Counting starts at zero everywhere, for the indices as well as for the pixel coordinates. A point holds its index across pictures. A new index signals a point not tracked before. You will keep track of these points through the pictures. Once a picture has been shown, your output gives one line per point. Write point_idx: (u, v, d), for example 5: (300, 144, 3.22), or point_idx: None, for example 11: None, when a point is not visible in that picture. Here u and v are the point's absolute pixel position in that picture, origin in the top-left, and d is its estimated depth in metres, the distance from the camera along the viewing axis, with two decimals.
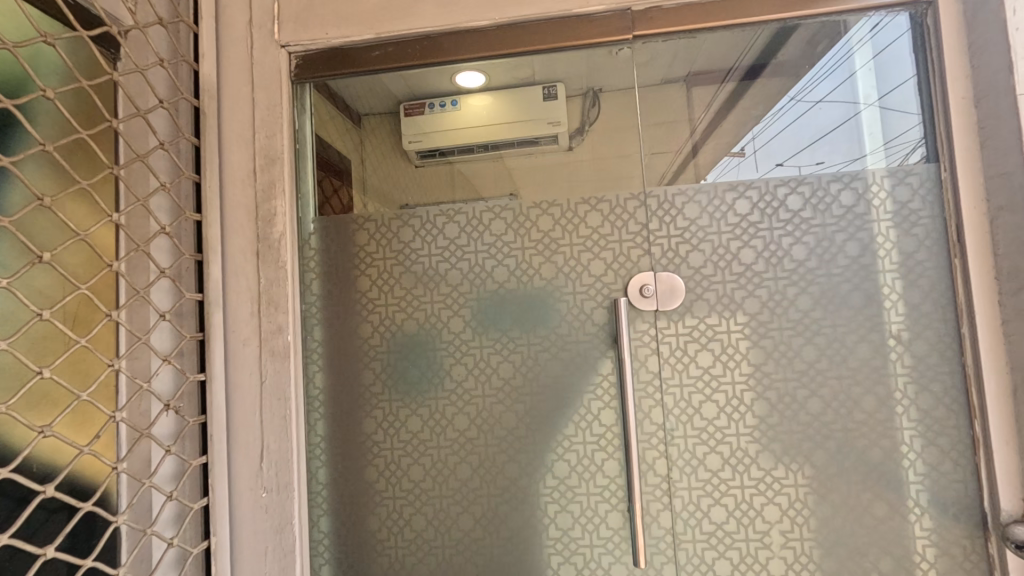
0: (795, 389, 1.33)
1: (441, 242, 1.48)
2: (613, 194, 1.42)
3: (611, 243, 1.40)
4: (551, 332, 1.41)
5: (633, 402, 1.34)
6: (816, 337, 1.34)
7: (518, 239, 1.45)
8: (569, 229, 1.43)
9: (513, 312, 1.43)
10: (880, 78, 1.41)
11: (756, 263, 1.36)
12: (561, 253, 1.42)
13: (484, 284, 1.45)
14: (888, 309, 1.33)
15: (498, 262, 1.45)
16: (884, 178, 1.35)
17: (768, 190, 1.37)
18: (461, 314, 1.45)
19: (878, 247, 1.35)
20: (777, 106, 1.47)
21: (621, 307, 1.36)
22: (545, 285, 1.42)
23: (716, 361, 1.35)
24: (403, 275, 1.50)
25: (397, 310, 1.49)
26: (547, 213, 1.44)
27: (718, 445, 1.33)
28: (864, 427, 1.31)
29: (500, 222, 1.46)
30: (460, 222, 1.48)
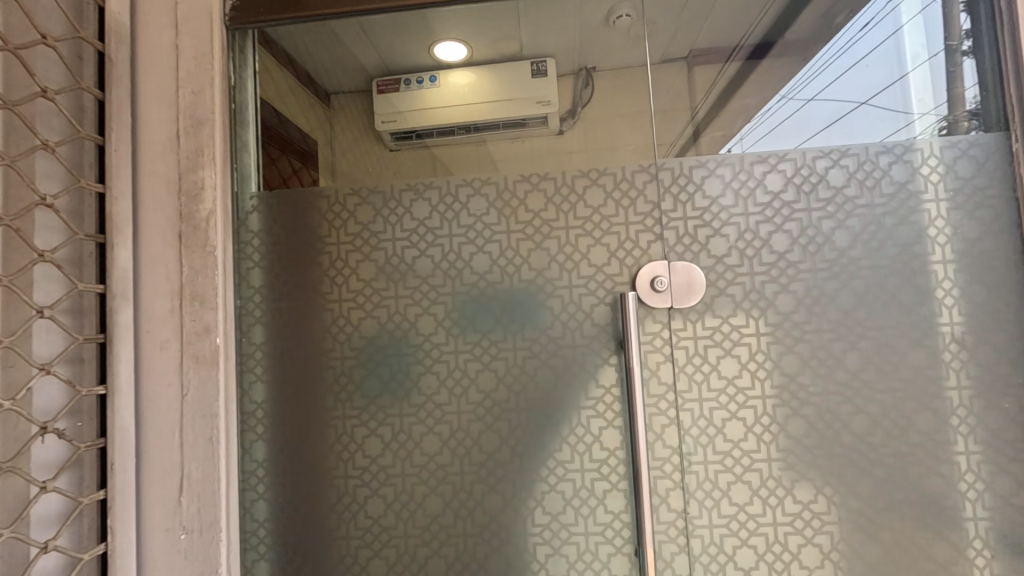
0: (839, 405, 1.10)
1: (408, 225, 1.22)
2: (617, 167, 1.17)
3: (615, 226, 1.15)
4: (541, 335, 1.15)
5: (643, 421, 1.10)
6: (862, 341, 1.10)
7: (502, 220, 1.19)
8: (564, 209, 1.17)
9: (496, 309, 1.17)
10: (893, 61, 1.19)
11: (790, 251, 1.12)
12: (555, 238, 1.16)
13: (461, 276, 1.19)
14: (948, 307, 1.10)
15: (477, 249, 1.19)
16: (943, 149, 1.12)
17: (805, 162, 1.14)
18: (431, 312, 1.19)
19: (935, 232, 1.12)
20: (762, 108, 1.23)
21: (629, 302, 1.12)
22: (535, 277, 1.17)
23: (742, 370, 1.11)
24: (361, 265, 1.23)
25: (353, 307, 1.22)
26: (539, 189, 1.18)
27: (745, 473, 1.10)
28: (921, 452, 1.08)
29: (480, 200, 1.20)
30: (431, 199, 1.22)
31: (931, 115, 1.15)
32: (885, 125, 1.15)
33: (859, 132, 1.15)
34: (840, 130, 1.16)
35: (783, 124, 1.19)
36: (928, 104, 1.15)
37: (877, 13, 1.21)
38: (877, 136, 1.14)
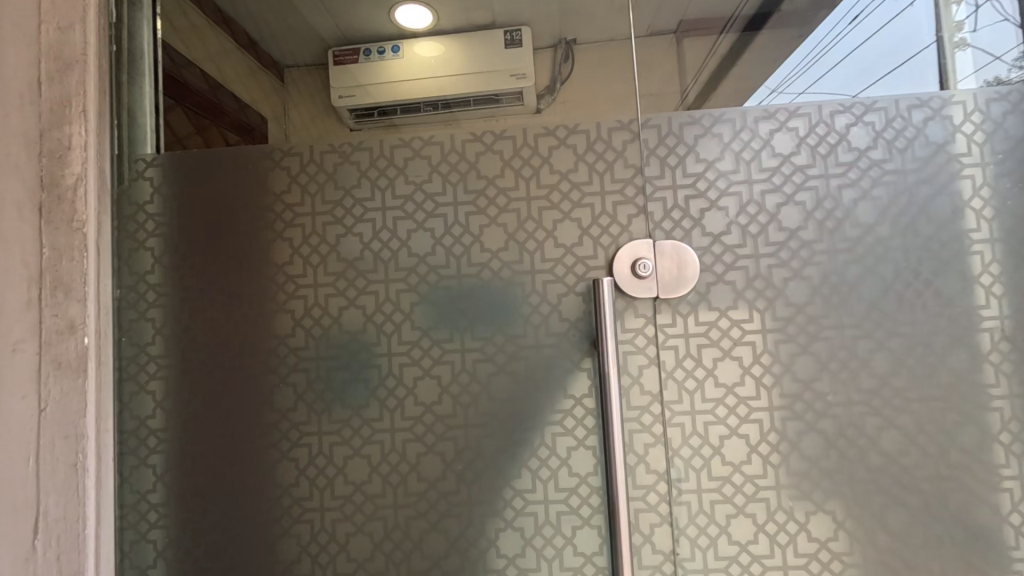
0: (863, 418, 0.88)
1: (332, 193, 0.97)
2: (590, 123, 0.94)
3: (589, 197, 0.93)
4: (495, 333, 0.92)
5: (622, 442, 0.87)
6: (893, 339, 0.89)
7: (448, 188, 0.95)
8: (526, 176, 0.94)
9: (441, 302, 0.93)
10: (898, 41, 0.95)
11: (803, 228, 0.91)
12: (513, 212, 0.93)
13: (396, 258, 0.94)
14: (998, 297, 0.89)
15: (415, 226, 0.95)
16: (989, 102, 0.91)
17: (821, 119, 0.92)
18: (358, 306, 0.95)
19: (981, 204, 0.90)
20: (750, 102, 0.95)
21: (604, 290, 0.89)
22: (487, 260, 0.93)
23: (744, 376, 0.90)
24: (273, 246, 0.98)
25: (263, 298, 0.97)
26: (493, 151, 0.95)
27: (749, 504, 0.88)
28: (964, 477, 0.87)
29: (422, 163, 0.96)
30: (361, 164, 0.96)
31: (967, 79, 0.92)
32: (916, 82, 0.93)
33: (887, 80, 0.93)
34: (865, 88, 0.93)
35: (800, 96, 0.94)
36: (962, 67, 0.93)
37: (867, 3, 0.99)
38: (909, 85, 0.92)
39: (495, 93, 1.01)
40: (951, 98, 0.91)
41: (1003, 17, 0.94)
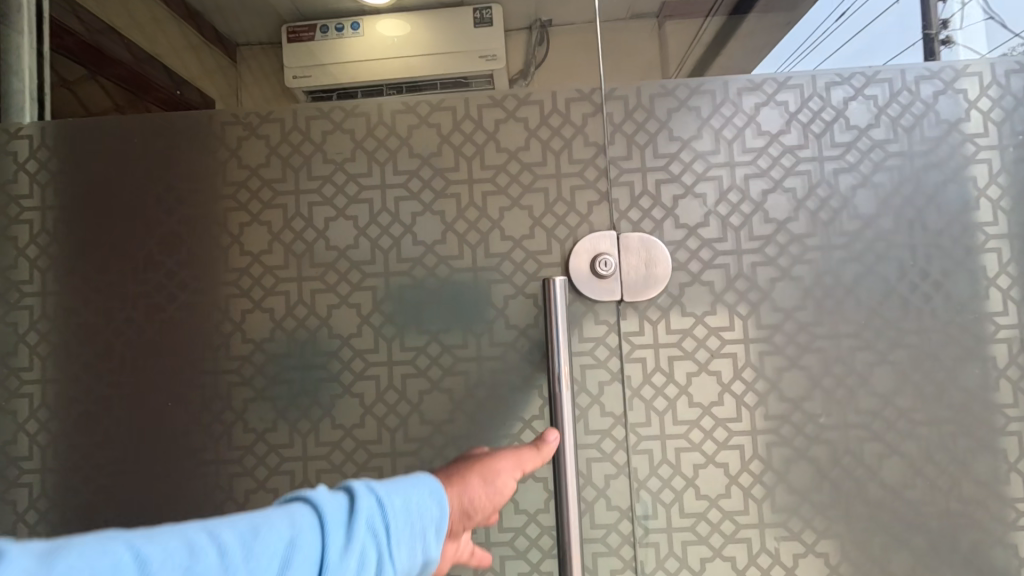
0: (861, 444, 0.75)
1: (235, 172, 0.80)
2: (544, 93, 0.79)
3: (542, 181, 0.78)
4: (430, 343, 0.77)
5: (576, 477, 0.71)
6: (896, 350, 0.76)
7: (374, 168, 0.79)
8: (468, 154, 0.79)
9: (366, 305, 0.78)
10: (891, 37, 0.79)
11: (793, 219, 0.77)
12: (452, 198, 0.78)
13: (311, 251, 0.79)
14: (1017, 302, 0.76)
15: (335, 214, 0.79)
16: (1009, 74, 0.77)
17: (815, 92, 0.78)
18: (266, 309, 0.79)
19: (998, 193, 0.77)
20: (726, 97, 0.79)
21: (556, 290, 0.74)
22: (421, 255, 0.78)
23: (723, 395, 0.76)
24: (161, 236, 0.80)
25: (149, 298, 0.80)
26: (428, 124, 0.79)
27: (727, 545, 0.75)
28: (977, 512, 0.74)
29: (343, 137, 0.79)
30: (270, 138, 0.80)
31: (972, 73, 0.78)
32: (920, 67, 0.78)
33: (895, 46, 0.79)
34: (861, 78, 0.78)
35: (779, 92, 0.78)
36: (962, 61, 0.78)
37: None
38: (919, 52, 0.78)
39: (464, 76, 0.82)
40: (966, 69, 0.78)
41: (988, 14, 0.78)
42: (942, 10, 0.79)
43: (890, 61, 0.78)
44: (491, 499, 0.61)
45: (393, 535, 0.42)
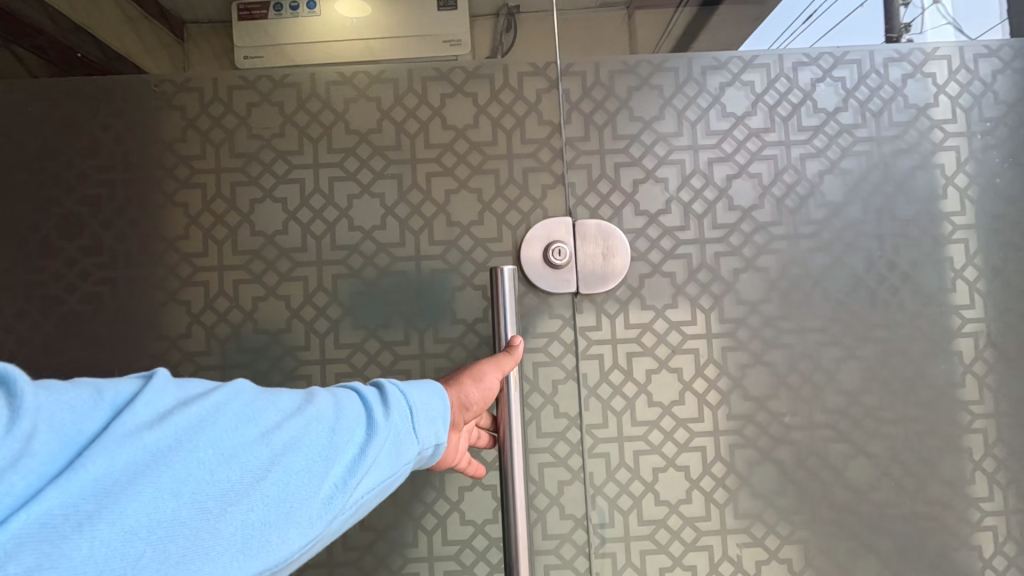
0: (826, 445, 0.72)
1: (146, 147, 0.71)
2: (495, 66, 0.73)
3: (492, 163, 0.72)
4: (368, 340, 0.70)
5: (526, 486, 0.63)
6: (863, 346, 0.72)
7: (307, 145, 0.72)
8: (411, 133, 0.72)
9: (298, 298, 0.71)
10: (860, 28, 0.75)
11: (758, 207, 0.73)
12: (394, 179, 0.71)
13: (233, 236, 0.71)
14: (984, 295, 0.73)
15: (262, 196, 0.71)
16: (977, 59, 0.75)
17: (782, 72, 0.74)
18: (183, 301, 0.70)
19: (965, 182, 0.74)
20: (690, 76, 0.74)
21: (505, 282, 0.63)
22: (359, 243, 0.71)
23: (684, 394, 0.71)
24: (62, 218, 0.71)
25: (43, 289, 0.70)
26: (367, 98, 0.72)
27: (688, 554, 0.71)
28: (942, 513, 0.72)
29: (271, 110, 0.72)
30: (187, 109, 0.72)
31: (941, 64, 0.74)
32: (889, 48, 0.74)
33: (865, 26, 0.75)
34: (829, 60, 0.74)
35: (744, 72, 0.74)
36: (932, 49, 0.75)
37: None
38: (885, 35, 0.75)
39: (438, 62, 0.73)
40: (934, 51, 0.75)
41: (947, 19, 0.75)
42: (904, 15, 0.75)
43: (857, 45, 0.74)
44: (485, 399, 0.56)
45: (420, 411, 0.44)
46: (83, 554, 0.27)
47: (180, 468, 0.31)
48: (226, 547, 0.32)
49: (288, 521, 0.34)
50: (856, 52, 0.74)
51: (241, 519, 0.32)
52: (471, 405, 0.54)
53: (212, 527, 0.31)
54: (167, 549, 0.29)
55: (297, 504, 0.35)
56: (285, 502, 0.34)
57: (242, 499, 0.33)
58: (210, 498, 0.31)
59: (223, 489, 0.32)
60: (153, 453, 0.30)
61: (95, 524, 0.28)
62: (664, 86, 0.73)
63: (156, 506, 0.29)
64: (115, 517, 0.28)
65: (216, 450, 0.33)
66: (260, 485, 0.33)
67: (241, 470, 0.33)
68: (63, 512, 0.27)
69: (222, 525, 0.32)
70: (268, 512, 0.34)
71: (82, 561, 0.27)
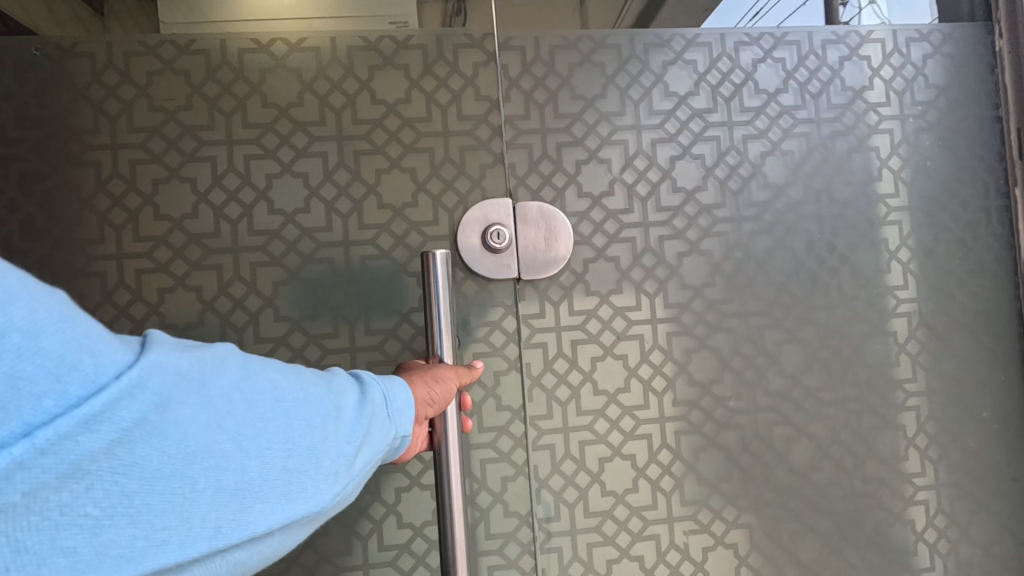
0: (769, 428, 0.72)
1: (30, 119, 0.63)
2: (428, 36, 0.68)
3: (427, 140, 0.67)
4: (292, 335, 0.65)
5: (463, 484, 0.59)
6: (804, 328, 0.72)
7: (219, 120, 0.65)
8: (336, 107, 0.66)
9: (212, 288, 0.64)
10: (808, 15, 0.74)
11: (702, 189, 0.72)
12: (318, 157, 0.66)
13: (135, 221, 0.64)
14: (916, 276, 0.75)
15: (167, 175, 0.64)
16: (910, 43, 0.76)
17: (724, 52, 0.73)
18: (77, 293, 0.63)
19: (899, 165, 0.75)
20: (635, 53, 0.71)
21: (436, 266, 0.58)
22: (280, 228, 0.65)
23: (630, 381, 0.70)
24: None
25: None
26: (286, 68, 0.66)
27: (635, 544, 0.69)
28: (879, 489, 0.73)
29: (175, 80, 0.65)
30: (76, 78, 0.64)
31: (879, 47, 0.75)
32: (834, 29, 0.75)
33: (805, 11, 0.74)
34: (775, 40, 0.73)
35: (688, 50, 0.72)
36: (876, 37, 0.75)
37: None
38: (827, 18, 0.75)
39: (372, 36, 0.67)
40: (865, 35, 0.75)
41: (882, 19, 0.76)
42: (843, 14, 0.75)
43: (800, 26, 0.74)
44: (445, 394, 0.53)
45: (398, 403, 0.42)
46: (141, 463, 0.27)
47: (218, 402, 0.30)
48: (271, 483, 0.32)
49: (323, 464, 0.34)
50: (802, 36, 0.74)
51: (277, 462, 0.32)
52: (431, 401, 0.51)
53: (256, 460, 0.31)
54: (217, 475, 0.29)
55: (331, 456, 0.34)
56: (318, 451, 0.34)
57: (282, 438, 0.32)
58: (250, 431, 0.31)
59: (260, 425, 0.32)
60: (197, 378, 0.30)
61: (151, 437, 0.27)
62: (607, 64, 0.71)
63: (203, 431, 0.29)
64: (169, 434, 0.28)
65: (247, 392, 0.32)
66: (295, 424, 0.33)
67: (271, 414, 0.32)
68: (118, 416, 0.26)
69: (257, 464, 0.31)
70: (305, 453, 0.33)
71: (139, 470, 0.27)
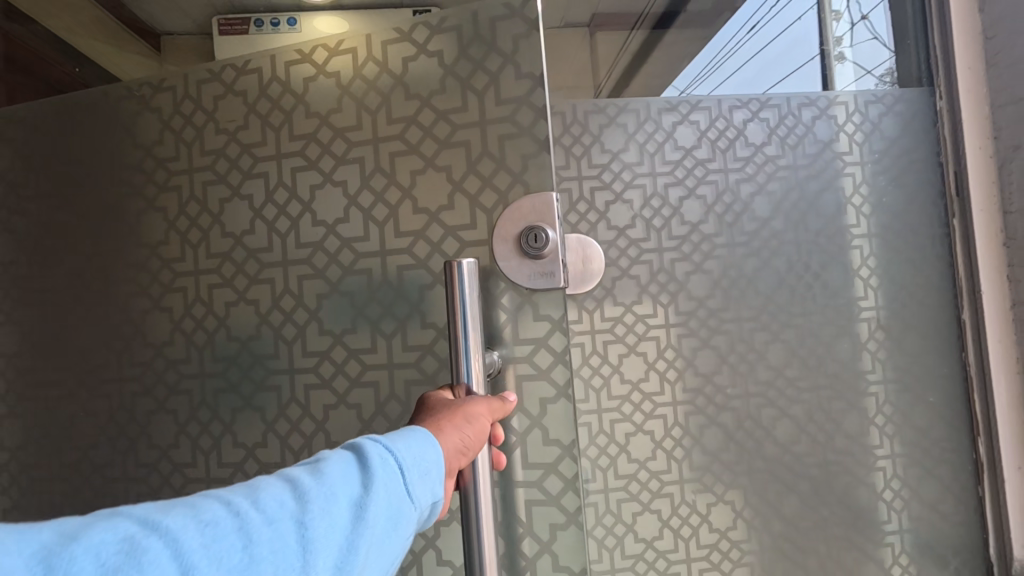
0: (759, 409, 0.91)
1: (138, 158, 0.86)
2: (463, 16, 0.72)
3: (462, 133, 0.73)
4: (333, 349, 0.77)
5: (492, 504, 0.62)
6: (786, 330, 0.92)
7: (270, 134, 0.80)
8: (371, 108, 0.76)
9: (291, 302, 0.79)
10: (788, 51, 0.97)
11: (704, 221, 0.91)
12: (357, 162, 0.77)
13: (208, 243, 0.83)
14: (875, 289, 0.94)
15: (230, 194, 0.82)
16: (868, 104, 0.95)
17: (721, 113, 0.93)
18: (167, 305, 0.84)
19: (860, 201, 0.94)
20: (652, 111, 0.91)
21: (462, 275, 0.64)
22: (322, 238, 0.78)
23: (650, 372, 0.89)
24: (95, 230, 0.88)
25: (78, 279, 0.88)
26: (326, 74, 0.77)
27: (654, 500, 0.89)
28: (848, 457, 0.92)
29: (235, 101, 0.81)
30: (163, 110, 0.85)
31: (849, 101, 0.95)
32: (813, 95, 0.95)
33: (797, 79, 0.96)
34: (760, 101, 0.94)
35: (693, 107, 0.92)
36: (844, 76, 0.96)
37: (764, 11, 0.99)
38: (818, 83, 0.96)
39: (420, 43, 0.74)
40: (841, 57, 0.96)
41: (873, 34, 0.96)
42: (836, 28, 0.96)
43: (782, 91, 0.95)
44: (478, 439, 0.58)
45: (412, 466, 0.45)
46: None
47: None
48: None
49: None
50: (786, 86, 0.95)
51: None
52: (467, 450, 0.56)
53: None
54: None
55: None
56: None
57: None
58: None
59: None
60: None
61: None
62: (628, 124, 0.91)
63: None
64: None
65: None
66: None
67: None
68: None
69: None
70: None
71: None
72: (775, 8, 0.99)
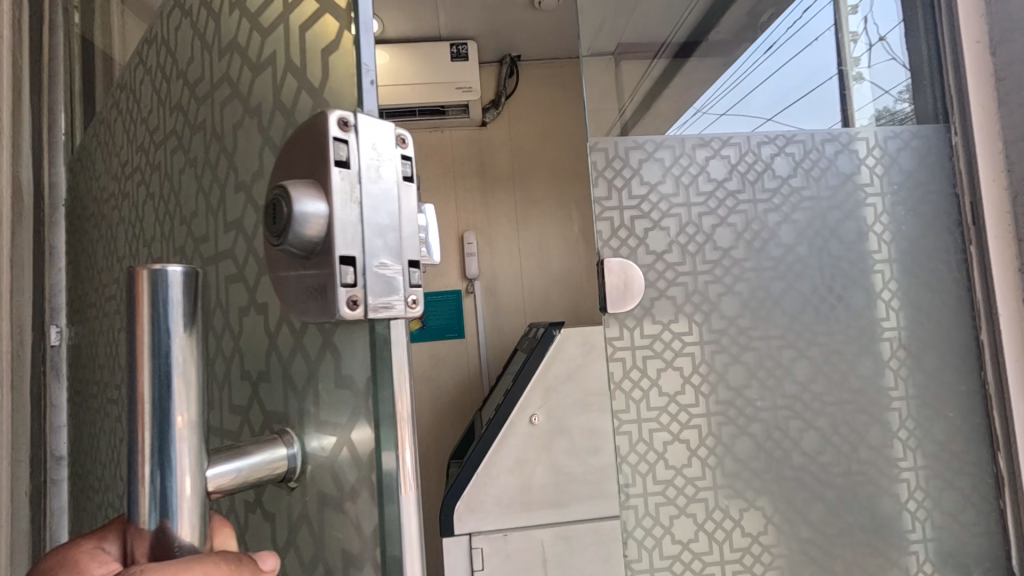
0: (787, 422, 0.98)
1: (114, 174, 0.91)
2: None
3: (271, 44, 0.45)
4: None
5: None
6: (812, 348, 0.99)
7: (160, 116, 0.70)
8: (208, 43, 0.55)
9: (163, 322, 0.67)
10: (807, 76, 1.05)
11: (735, 247, 0.99)
12: (200, 128, 0.58)
13: (133, 256, 0.81)
14: (897, 311, 1.00)
15: (145, 196, 0.77)
16: (887, 139, 1.02)
17: (749, 149, 1.01)
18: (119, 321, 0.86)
19: (882, 229, 1.01)
20: (676, 129, 1.03)
21: (158, 289, 0.29)
22: (183, 240, 0.63)
23: (685, 386, 0.97)
24: (103, 245, 0.98)
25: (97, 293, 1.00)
26: (184, 16, 0.61)
27: (690, 505, 0.97)
28: (873, 467, 0.98)
29: (145, 85, 0.76)
30: (123, 116, 0.88)
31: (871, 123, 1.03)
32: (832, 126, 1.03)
33: (813, 109, 1.04)
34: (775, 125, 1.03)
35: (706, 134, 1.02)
36: (858, 101, 1.04)
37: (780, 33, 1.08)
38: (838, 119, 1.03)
39: None
40: (858, 77, 1.05)
41: (892, 55, 1.05)
42: (852, 50, 1.06)
43: (803, 126, 1.03)
44: None
45: None
46: None
47: None
48: None
49: None
50: (803, 107, 1.04)
51: None
52: None
53: None
54: None
55: None
56: None
57: None
58: None
59: None
60: None
61: None
62: (663, 158, 0.99)
63: None
64: None
65: None
66: None
67: None
68: None
69: None
70: None
71: None
72: (792, 29, 1.07)
